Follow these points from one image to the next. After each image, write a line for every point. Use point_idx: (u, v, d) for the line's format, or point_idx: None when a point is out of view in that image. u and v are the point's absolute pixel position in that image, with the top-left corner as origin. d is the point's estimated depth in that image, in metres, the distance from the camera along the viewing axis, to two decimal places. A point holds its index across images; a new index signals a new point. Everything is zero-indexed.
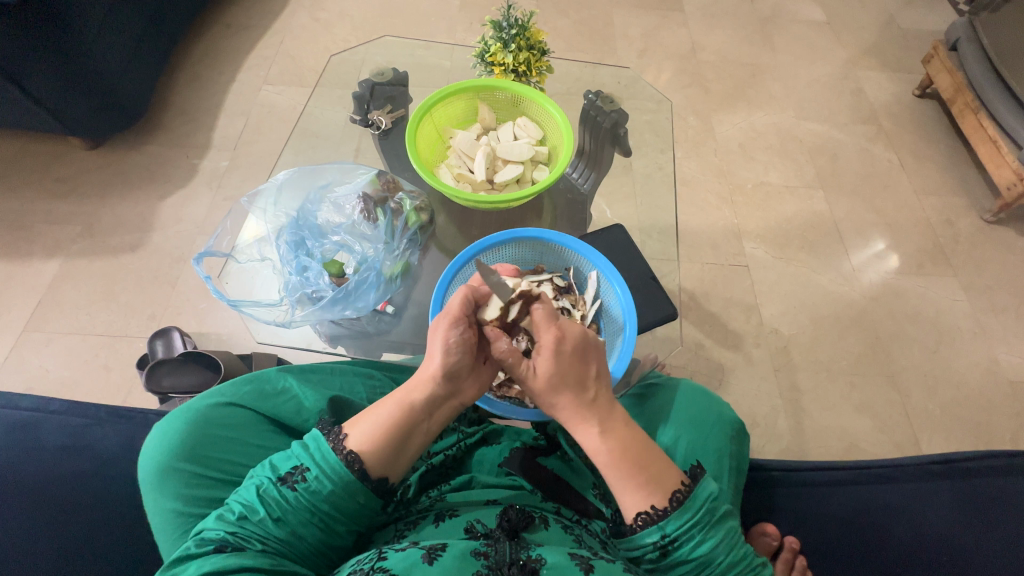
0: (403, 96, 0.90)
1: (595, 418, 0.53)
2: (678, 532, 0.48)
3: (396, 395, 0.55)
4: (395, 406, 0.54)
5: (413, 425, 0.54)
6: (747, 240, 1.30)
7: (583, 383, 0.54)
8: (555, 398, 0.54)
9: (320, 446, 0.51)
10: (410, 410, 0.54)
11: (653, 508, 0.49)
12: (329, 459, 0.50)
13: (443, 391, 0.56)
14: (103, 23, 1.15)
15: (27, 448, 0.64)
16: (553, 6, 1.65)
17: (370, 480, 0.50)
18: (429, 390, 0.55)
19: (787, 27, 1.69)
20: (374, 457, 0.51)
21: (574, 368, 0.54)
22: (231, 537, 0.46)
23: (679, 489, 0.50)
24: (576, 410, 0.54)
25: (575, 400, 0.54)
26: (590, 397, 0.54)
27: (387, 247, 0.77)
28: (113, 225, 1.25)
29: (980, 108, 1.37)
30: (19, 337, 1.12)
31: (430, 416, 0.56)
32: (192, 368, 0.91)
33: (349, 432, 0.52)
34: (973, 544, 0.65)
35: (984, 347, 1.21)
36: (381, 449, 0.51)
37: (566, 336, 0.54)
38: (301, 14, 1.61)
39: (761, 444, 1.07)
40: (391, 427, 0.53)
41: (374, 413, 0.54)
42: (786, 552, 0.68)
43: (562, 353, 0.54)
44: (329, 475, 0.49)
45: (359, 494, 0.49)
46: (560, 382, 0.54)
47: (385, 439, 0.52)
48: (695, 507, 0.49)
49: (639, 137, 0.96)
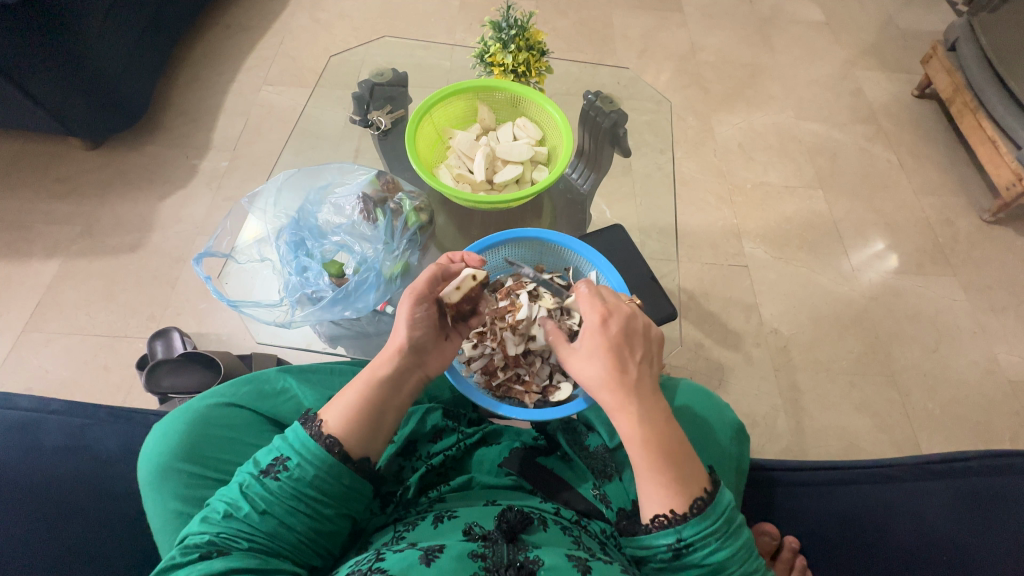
0: (402, 96, 0.90)
1: (637, 403, 0.52)
2: (695, 538, 0.48)
3: (363, 375, 0.55)
4: (363, 384, 0.54)
5: (385, 401, 0.54)
6: (747, 240, 1.30)
7: (623, 365, 0.53)
8: (597, 378, 0.53)
9: (298, 435, 0.51)
10: (379, 386, 0.54)
11: (672, 512, 0.49)
12: (308, 446, 0.50)
13: (409, 365, 0.57)
14: (103, 23, 1.15)
15: (27, 448, 0.64)
16: (552, 7, 1.65)
17: (351, 460, 0.51)
18: (396, 364, 0.56)
19: (786, 28, 1.69)
20: (350, 436, 0.51)
21: (618, 348, 0.54)
22: (215, 541, 0.46)
23: (702, 496, 0.49)
24: (619, 395, 0.52)
25: (616, 377, 0.53)
26: (632, 377, 0.53)
27: (387, 247, 0.77)
28: (113, 225, 1.25)
29: (978, 108, 1.37)
30: (19, 337, 1.12)
31: (400, 390, 0.56)
32: (191, 368, 0.91)
33: (325, 417, 0.52)
34: (974, 543, 0.65)
35: (984, 346, 1.21)
36: (356, 426, 0.52)
37: (612, 318, 0.55)
38: (301, 15, 1.61)
39: (761, 444, 1.07)
40: (363, 405, 0.53)
41: (343, 395, 0.54)
42: (785, 552, 0.69)
43: (609, 335, 0.54)
44: (310, 460, 0.49)
45: (345, 475, 0.50)
46: (602, 358, 0.53)
47: (358, 416, 0.52)
48: (715, 516, 0.49)
49: (638, 137, 0.96)
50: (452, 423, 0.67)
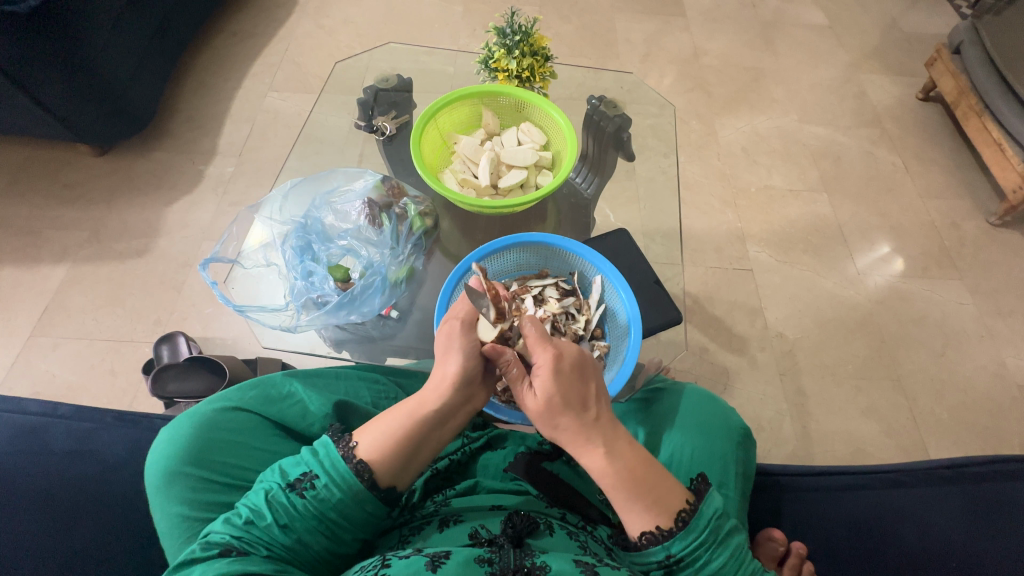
0: (406, 102, 0.91)
1: (598, 439, 0.52)
2: (684, 553, 0.48)
3: (409, 405, 0.55)
4: (407, 415, 0.54)
5: (426, 433, 0.55)
6: (751, 244, 1.30)
7: (584, 404, 0.53)
8: (555, 420, 0.53)
9: (330, 453, 0.51)
10: (423, 420, 0.54)
11: (658, 528, 0.49)
12: (338, 468, 0.50)
13: (458, 400, 0.57)
14: (112, 31, 1.17)
15: (37, 451, 0.64)
16: (555, 12, 1.65)
17: (377, 489, 0.51)
18: (446, 402, 0.55)
19: (789, 31, 1.69)
20: (382, 466, 0.51)
21: (574, 388, 0.53)
22: (236, 541, 0.46)
23: (685, 508, 0.50)
24: (579, 431, 0.52)
25: (575, 420, 0.52)
26: (592, 417, 0.52)
27: (392, 252, 0.76)
28: (120, 231, 1.26)
29: (983, 110, 1.36)
30: (27, 342, 1.12)
31: (443, 425, 0.56)
32: (198, 373, 0.92)
33: (359, 440, 0.53)
34: (983, 550, 0.64)
35: (991, 350, 1.20)
36: (390, 456, 0.52)
37: (563, 355, 0.54)
38: (307, 22, 1.62)
39: (767, 448, 1.06)
40: (402, 437, 0.53)
41: (383, 421, 0.54)
42: (792, 557, 0.67)
43: (562, 372, 0.53)
44: (338, 483, 0.49)
45: (367, 503, 0.50)
46: (558, 402, 0.52)
47: (395, 447, 0.52)
48: (700, 527, 0.49)
49: (642, 141, 0.97)
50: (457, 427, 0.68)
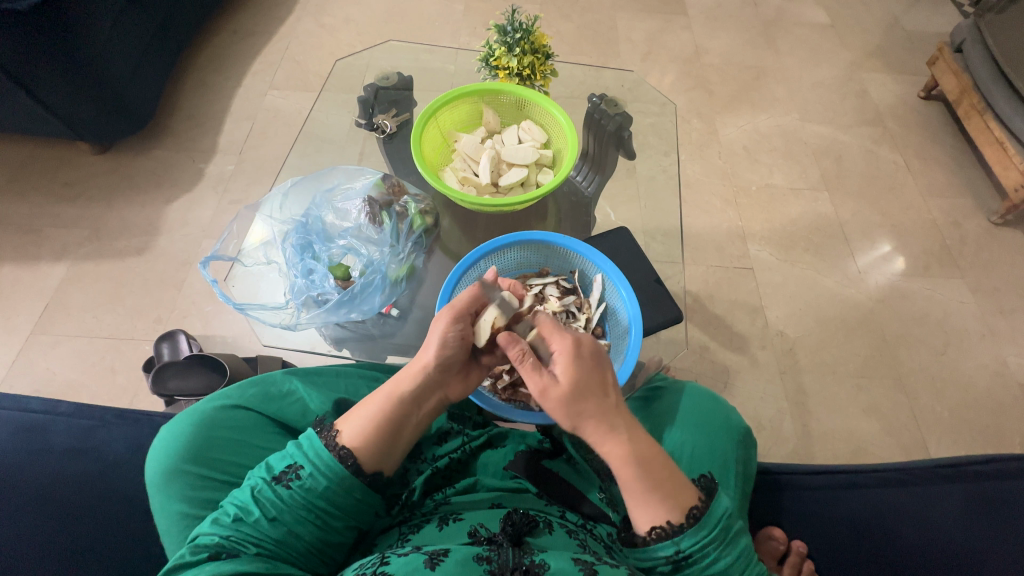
0: (407, 100, 0.91)
1: (620, 425, 0.51)
2: (693, 549, 0.48)
3: (385, 389, 0.56)
4: (384, 399, 0.55)
5: (405, 417, 0.55)
6: (753, 242, 1.30)
7: (603, 389, 0.53)
8: (578, 407, 0.51)
9: (312, 443, 0.51)
10: (400, 402, 0.55)
11: (669, 524, 0.48)
12: (321, 456, 0.50)
13: (433, 383, 0.57)
14: (112, 28, 1.17)
15: (36, 449, 0.64)
16: (557, 10, 1.65)
17: (363, 475, 0.51)
18: (420, 381, 0.56)
19: (791, 30, 1.69)
20: (366, 451, 0.52)
21: (593, 373, 0.53)
22: (224, 542, 0.46)
23: (696, 505, 0.50)
24: (603, 416, 0.51)
25: (597, 403, 0.52)
26: (613, 402, 0.52)
27: (392, 250, 0.76)
28: (121, 228, 1.26)
29: (986, 109, 1.36)
30: (27, 339, 1.13)
31: (420, 407, 0.57)
32: (198, 371, 0.92)
33: (341, 428, 0.53)
34: (983, 548, 0.64)
35: (992, 350, 1.20)
36: (373, 442, 0.52)
37: (582, 341, 0.54)
38: (307, 20, 1.62)
39: (767, 447, 1.06)
40: (382, 421, 0.54)
41: (363, 409, 0.54)
42: (793, 555, 0.69)
43: (581, 358, 0.53)
44: (322, 472, 0.49)
45: (355, 490, 0.50)
46: (581, 384, 0.52)
47: (377, 431, 0.53)
48: (710, 525, 0.49)
49: (642, 140, 0.96)
50: (457, 425, 0.67)
